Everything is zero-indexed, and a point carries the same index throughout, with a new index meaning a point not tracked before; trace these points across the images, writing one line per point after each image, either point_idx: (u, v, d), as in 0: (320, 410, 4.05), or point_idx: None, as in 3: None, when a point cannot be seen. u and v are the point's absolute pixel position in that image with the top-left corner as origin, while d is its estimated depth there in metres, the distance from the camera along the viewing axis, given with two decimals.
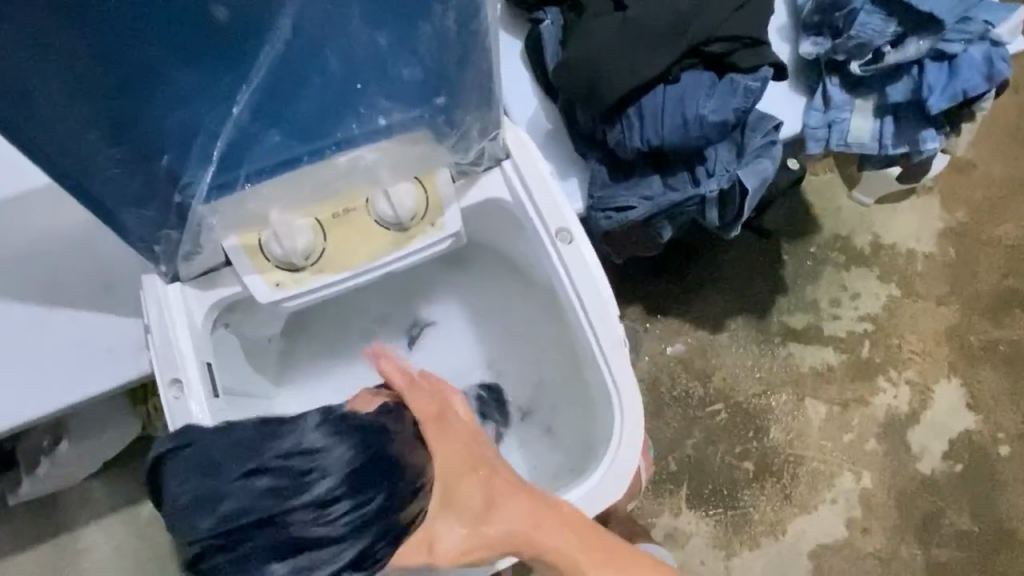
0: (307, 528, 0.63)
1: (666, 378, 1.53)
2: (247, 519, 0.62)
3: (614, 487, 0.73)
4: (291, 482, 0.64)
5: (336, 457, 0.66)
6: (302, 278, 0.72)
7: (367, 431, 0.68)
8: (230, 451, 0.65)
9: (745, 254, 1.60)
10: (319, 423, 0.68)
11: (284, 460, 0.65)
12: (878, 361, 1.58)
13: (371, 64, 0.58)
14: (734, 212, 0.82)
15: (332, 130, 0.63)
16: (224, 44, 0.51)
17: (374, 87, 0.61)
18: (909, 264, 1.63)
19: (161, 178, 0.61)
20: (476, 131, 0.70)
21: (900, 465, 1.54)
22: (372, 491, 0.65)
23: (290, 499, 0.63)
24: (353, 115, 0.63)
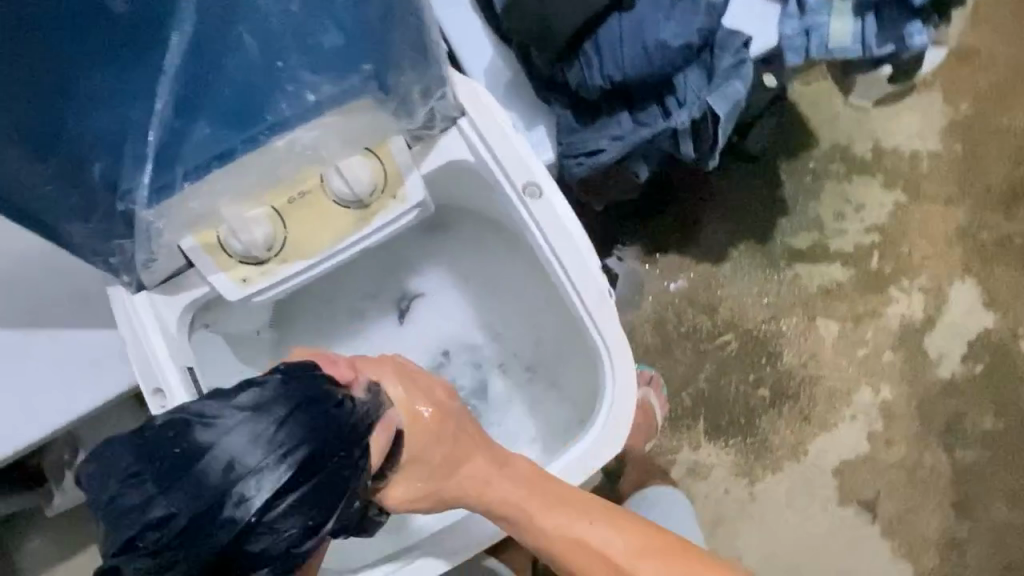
0: (191, 542, 0.50)
1: (672, 315, 1.50)
2: (120, 541, 0.51)
3: (609, 441, 0.71)
4: (157, 495, 0.50)
5: (208, 460, 0.51)
6: (269, 269, 0.70)
7: (249, 420, 0.53)
8: (99, 469, 0.52)
9: (741, 178, 1.54)
10: (189, 419, 0.53)
11: (144, 471, 0.51)
12: (888, 271, 1.54)
13: (286, 28, 0.53)
14: (709, 141, 0.78)
15: (263, 113, 0.59)
16: (126, 35, 0.47)
17: (297, 61, 0.57)
18: (914, 166, 1.56)
19: (97, 188, 0.58)
20: (419, 93, 0.66)
21: (918, 373, 1.51)
22: (261, 489, 0.51)
23: (158, 514, 0.50)
24: (281, 94, 0.59)
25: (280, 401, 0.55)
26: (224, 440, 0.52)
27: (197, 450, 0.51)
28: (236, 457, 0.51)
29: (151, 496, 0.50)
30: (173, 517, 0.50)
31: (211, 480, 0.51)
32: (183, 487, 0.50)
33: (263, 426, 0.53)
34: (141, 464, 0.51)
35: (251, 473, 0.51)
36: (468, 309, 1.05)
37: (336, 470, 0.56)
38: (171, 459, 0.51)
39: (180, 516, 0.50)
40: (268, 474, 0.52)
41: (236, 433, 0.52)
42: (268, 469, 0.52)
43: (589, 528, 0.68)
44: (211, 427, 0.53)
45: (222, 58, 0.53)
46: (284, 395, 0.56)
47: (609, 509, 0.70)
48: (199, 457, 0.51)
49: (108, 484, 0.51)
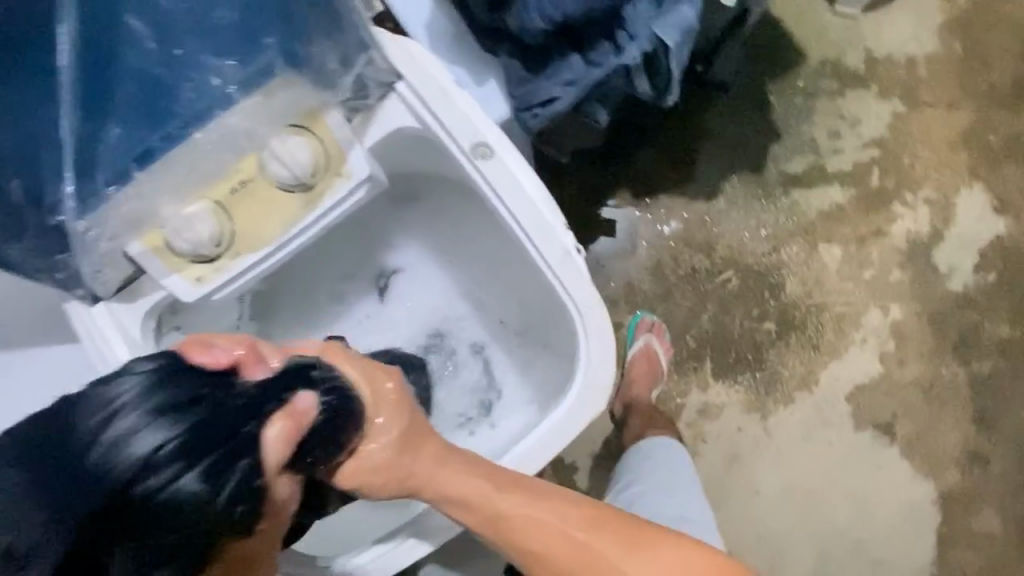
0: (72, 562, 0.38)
1: (669, 258, 1.45)
2: None
3: (590, 404, 0.68)
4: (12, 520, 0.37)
5: (64, 459, 0.38)
6: (222, 265, 0.68)
7: (120, 399, 0.39)
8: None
9: (729, 106, 1.46)
10: (47, 413, 0.40)
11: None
12: (891, 187, 1.47)
13: (178, 18, 0.53)
14: (667, 74, 0.72)
15: (173, 104, 0.57)
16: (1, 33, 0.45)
17: (196, 43, 0.54)
18: (910, 73, 1.47)
19: (21, 204, 0.55)
20: (337, 61, 0.62)
21: (929, 289, 1.46)
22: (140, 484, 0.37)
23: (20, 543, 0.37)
24: (188, 82, 0.56)
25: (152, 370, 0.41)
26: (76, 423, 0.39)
27: (45, 443, 0.38)
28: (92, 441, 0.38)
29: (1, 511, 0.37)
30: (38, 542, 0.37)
31: (64, 474, 0.37)
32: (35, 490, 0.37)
33: (125, 398, 0.39)
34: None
35: (111, 457, 0.37)
36: (448, 278, 1.02)
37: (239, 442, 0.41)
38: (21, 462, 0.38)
39: (43, 538, 0.37)
40: (135, 453, 0.38)
41: (88, 419, 0.39)
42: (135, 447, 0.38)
43: (545, 508, 0.61)
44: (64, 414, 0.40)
45: (114, 48, 0.52)
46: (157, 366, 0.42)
47: (566, 493, 0.62)
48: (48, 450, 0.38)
49: None
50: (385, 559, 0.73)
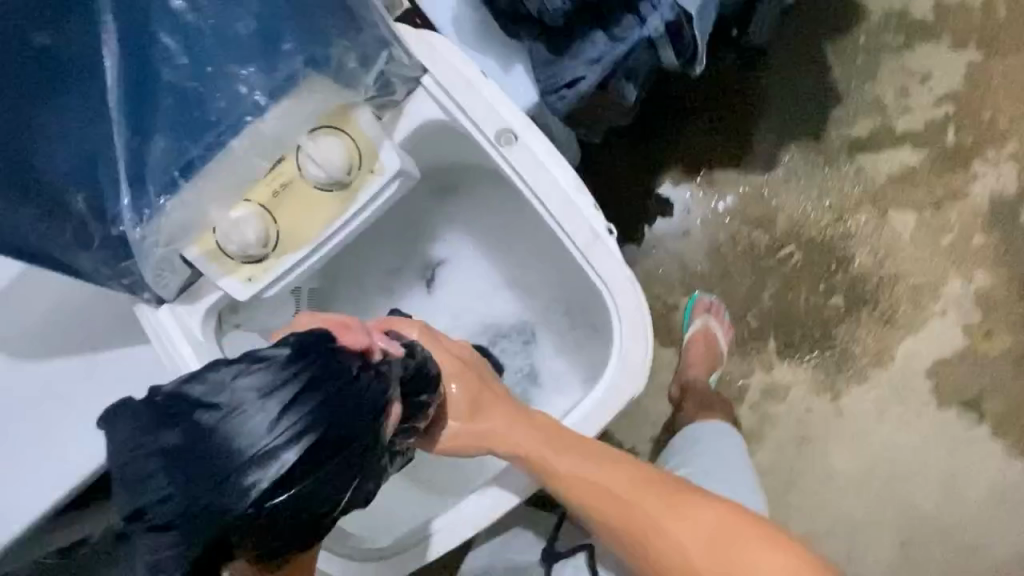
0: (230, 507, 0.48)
1: (726, 237, 1.39)
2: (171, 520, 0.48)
3: (628, 381, 0.70)
4: (204, 478, 0.48)
5: (250, 423, 0.49)
6: (270, 264, 0.71)
7: (298, 387, 0.51)
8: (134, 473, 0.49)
9: (784, 71, 1.38)
10: (232, 385, 0.51)
11: (193, 453, 0.48)
12: (969, 144, 1.36)
13: (203, 35, 0.59)
14: (691, 42, 0.70)
15: (206, 116, 0.61)
16: (58, 57, 0.54)
17: (221, 58, 0.60)
18: (988, 19, 1.35)
19: (88, 218, 0.61)
20: (355, 60, 0.64)
21: (1017, 252, 1.35)
22: (306, 463, 0.50)
23: (211, 497, 0.47)
24: (211, 92, 0.60)
25: (295, 365, 0.52)
26: (233, 414, 0.49)
27: (201, 426, 0.49)
28: (242, 433, 0.49)
29: (146, 492, 0.48)
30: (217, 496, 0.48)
31: (214, 458, 0.48)
32: (188, 465, 0.48)
33: (274, 384, 0.51)
34: (140, 443, 0.49)
35: (263, 448, 0.49)
36: (492, 266, 1.02)
37: (335, 448, 0.51)
38: (173, 448, 0.48)
39: (204, 501, 0.47)
40: (278, 463, 0.49)
41: (252, 409, 0.50)
42: (268, 442, 0.49)
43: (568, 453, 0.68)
44: (213, 401, 0.51)
45: (154, 67, 0.58)
46: (298, 360, 0.53)
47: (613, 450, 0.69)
48: (197, 440, 0.49)
49: (149, 469, 0.48)
50: (452, 527, 0.76)
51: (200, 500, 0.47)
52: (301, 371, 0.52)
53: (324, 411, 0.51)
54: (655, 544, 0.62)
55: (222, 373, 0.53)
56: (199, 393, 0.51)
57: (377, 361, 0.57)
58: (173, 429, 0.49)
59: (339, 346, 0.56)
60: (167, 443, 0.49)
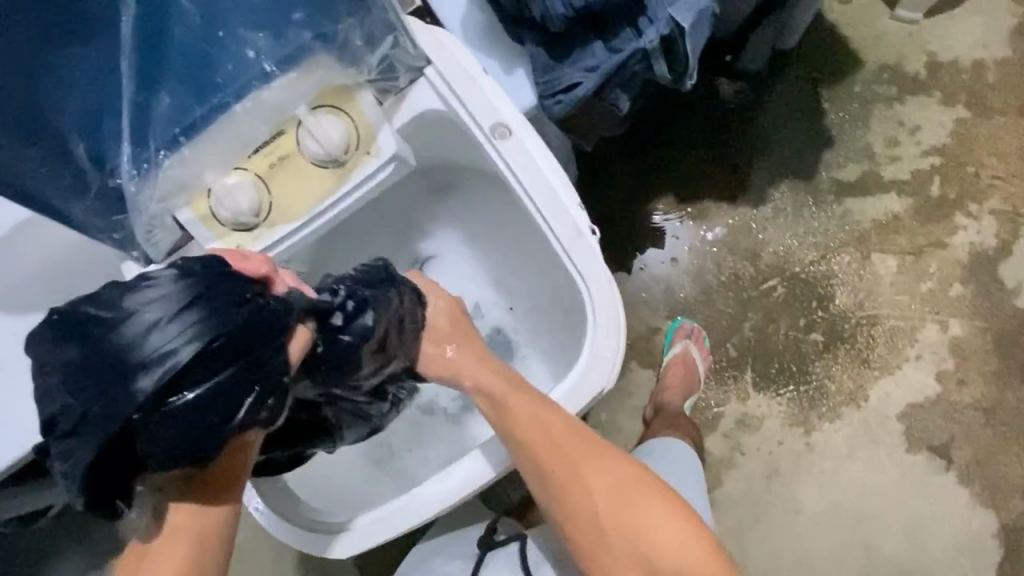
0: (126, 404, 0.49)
1: (712, 266, 1.42)
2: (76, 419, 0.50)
3: (597, 376, 0.72)
4: (100, 379, 0.49)
5: (142, 329, 0.50)
6: (260, 234, 0.73)
7: (195, 294, 0.52)
8: (43, 385, 0.51)
9: (779, 110, 1.43)
10: (126, 297, 0.52)
11: (88, 360, 0.50)
12: (953, 196, 1.40)
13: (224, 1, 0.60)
14: (684, 56, 0.73)
15: (215, 77, 0.63)
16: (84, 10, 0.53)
17: (235, 24, 0.61)
18: (977, 79, 1.41)
19: (87, 169, 0.63)
20: (362, 40, 0.66)
21: (994, 305, 1.38)
22: (204, 362, 0.50)
23: (109, 395, 0.49)
24: (223, 54, 0.62)
25: (184, 281, 0.53)
26: (122, 324, 0.50)
27: (93, 338, 0.50)
28: (131, 340, 0.50)
29: (55, 403, 0.51)
30: (113, 395, 0.49)
31: (105, 366, 0.49)
32: (83, 373, 0.50)
33: (165, 294, 0.52)
34: (46, 358, 0.51)
35: (151, 354, 0.49)
36: (479, 263, 1.04)
37: (230, 354, 0.51)
38: (72, 357, 0.50)
39: (102, 398, 0.49)
40: (172, 362, 0.49)
41: (145, 315, 0.51)
42: (157, 348, 0.49)
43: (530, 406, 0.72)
44: (105, 313, 0.51)
45: (167, 24, 0.59)
46: (191, 277, 0.53)
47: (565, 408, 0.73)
48: (90, 349, 0.50)
49: (54, 378, 0.51)
50: (410, 510, 0.79)
51: (97, 404, 0.49)
52: (191, 287, 0.53)
53: (215, 317, 0.51)
54: (573, 490, 0.70)
55: (119, 287, 0.54)
56: (92, 307, 0.52)
57: (277, 290, 0.60)
58: (71, 339, 0.51)
59: (234, 272, 0.56)
60: (66, 354, 0.51)
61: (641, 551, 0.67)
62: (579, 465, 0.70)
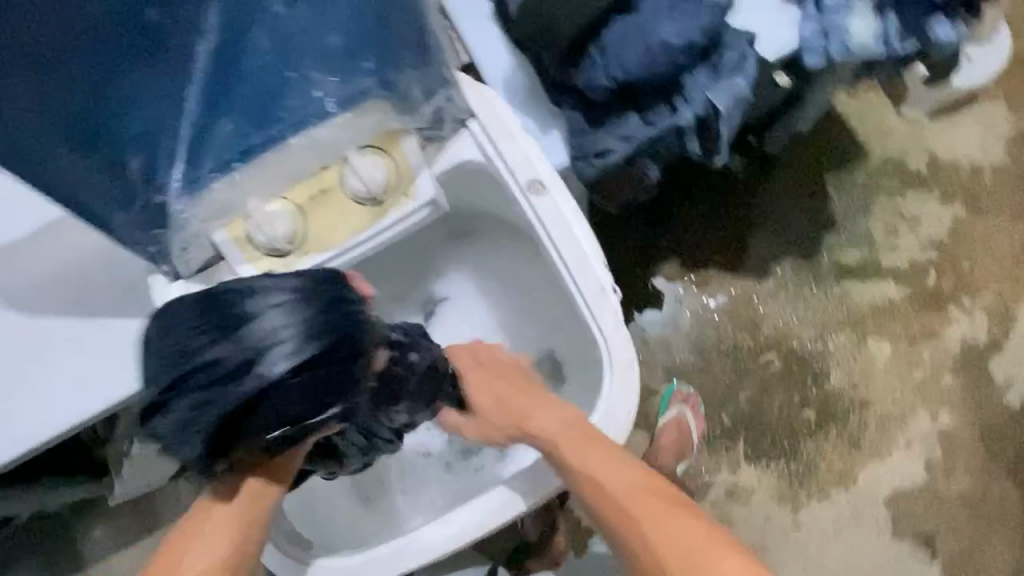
0: (256, 382, 0.54)
1: (712, 334, 1.45)
2: (203, 388, 0.54)
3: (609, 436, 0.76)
4: (236, 356, 0.54)
5: (280, 319, 0.55)
6: (290, 262, 0.74)
7: (324, 296, 0.57)
8: (170, 351, 0.55)
9: (787, 190, 1.48)
10: (266, 286, 0.57)
11: (226, 336, 0.54)
12: (947, 289, 1.45)
13: (301, 41, 0.64)
14: (717, 137, 0.77)
15: (278, 110, 0.67)
16: (165, 39, 0.56)
17: (303, 65, 0.65)
18: (974, 180, 1.48)
19: (138, 183, 0.64)
20: (419, 91, 0.70)
21: (983, 399, 1.41)
22: (327, 358, 0.56)
23: (242, 372, 0.54)
24: (289, 89, 0.66)
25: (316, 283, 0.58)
26: (262, 312, 0.55)
27: (233, 317, 0.55)
28: (272, 327, 0.55)
29: (167, 367, 0.55)
30: (244, 371, 0.54)
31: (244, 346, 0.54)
32: (221, 347, 0.54)
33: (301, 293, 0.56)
34: (181, 327, 0.55)
35: (286, 342, 0.54)
36: (490, 310, 1.06)
37: (334, 362, 0.56)
38: (203, 325, 0.55)
39: (234, 373, 0.54)
40: (305, 354, 0.55)
41: (284, 308, 0.55)
42: (279, 340, 0.55)
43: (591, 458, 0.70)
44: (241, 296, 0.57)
45: (241, 57, 0.62)
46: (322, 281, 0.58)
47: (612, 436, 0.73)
48: (230, 327, 0.55)
49: (187, 347, 0.55)
50: (403, 552, 0.78)
51: (228, 378, 0.54)
52: (323, 289, 0.57)
53: (343, 320, 0.57)
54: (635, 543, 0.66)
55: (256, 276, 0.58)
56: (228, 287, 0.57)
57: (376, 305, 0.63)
58: (209, 315, 0.55)
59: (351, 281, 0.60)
60: (203, 327, 0.55)
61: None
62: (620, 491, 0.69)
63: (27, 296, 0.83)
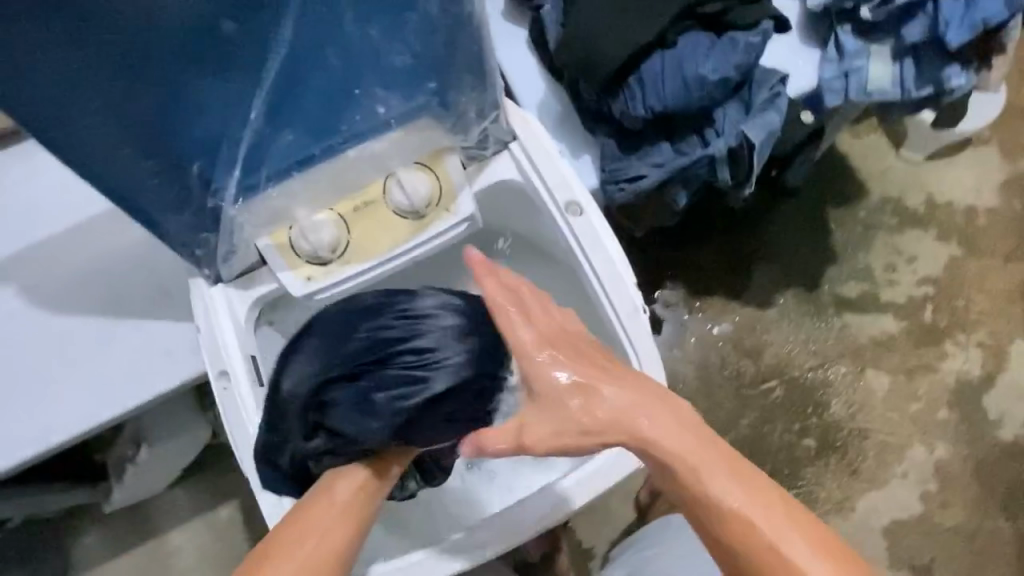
0: (432, 374, 0.66)
1: (716, 360, 1.48)
2: (386, 375, 0.66)
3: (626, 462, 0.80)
4: (421, 353, 0.67)
5: (453, 328, 0.68)
6: (332, 270, 0.77)
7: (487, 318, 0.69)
8: (359, 341, 0.67)
9: (790, 222, 1.53)
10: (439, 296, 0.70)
11: (412, 334, 0.67)
12: (943, 325, 1.50)
13: (363, 55, 0.62)
14: (746, 166, 0.82)
15: (339, 124, 0.68)
16: (237, 52, 0.57)
17: (369, 84, 0.66)
18: (969, 221, 1.53)
19: (194, 186, 0.67)
20: (474, 112, 0.73)
21: (977, 433, 1.45)
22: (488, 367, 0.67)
23: (423, 367, 0.66)
24: (353, 106, 0.67)
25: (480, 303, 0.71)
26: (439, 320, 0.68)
27: (416, 320, 0.68)
28: (449, 333, 0.67)
29: (354, 353, 0.67)
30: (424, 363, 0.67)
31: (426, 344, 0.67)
32: (407, 342, 0.67)
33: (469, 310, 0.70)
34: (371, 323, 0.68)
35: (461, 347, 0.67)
36: None
37: (484, 380, 0.67)
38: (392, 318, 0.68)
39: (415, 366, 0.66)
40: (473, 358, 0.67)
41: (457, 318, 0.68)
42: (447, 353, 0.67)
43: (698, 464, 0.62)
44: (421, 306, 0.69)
45: (309, 75, 0.62)
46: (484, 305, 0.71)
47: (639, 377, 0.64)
48: (416, 327, 0.68)
49: (376, 338, 0.67)
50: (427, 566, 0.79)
51: (410, 368, 0.66)
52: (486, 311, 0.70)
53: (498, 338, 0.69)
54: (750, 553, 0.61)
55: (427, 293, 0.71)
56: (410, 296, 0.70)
57: None
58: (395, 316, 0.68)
59: None
60: (390, 327, 0.68)
61: (756, 529, 0.61)
62: (656, 445, 0.63)
63: (77, 293, 0.93)
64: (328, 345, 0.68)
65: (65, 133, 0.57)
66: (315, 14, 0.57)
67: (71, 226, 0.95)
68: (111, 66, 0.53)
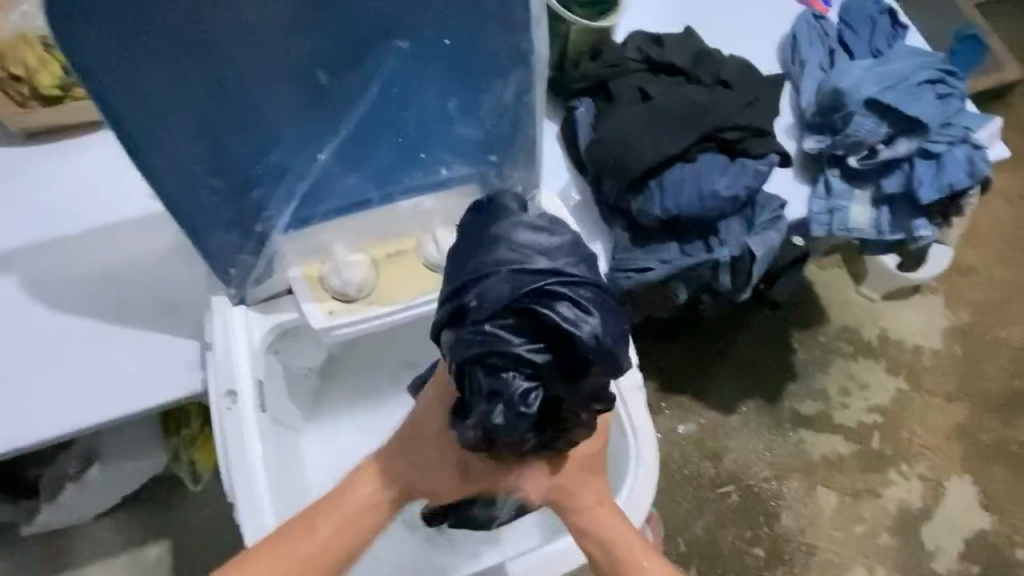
0: (534, 318, 0.55)
1: (677, 459, 1.54)
2: (497, 303, 0.56)
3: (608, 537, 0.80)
4: (529, 292, 0.56)
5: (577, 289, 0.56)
6: (356, 308, 0.80)
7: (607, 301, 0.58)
8: (480, 256, 0.58)
9: (757, 336, 1.64)
10: (569, 246, 0.58)
11: (531, 269, 0.56)
12: (889, 453, 1.58)
13: (437, 120, 0.70)
14: (746, 276, 0.92)
15: (401, 179, 0.76)
16: (330, 104, 0.65)
17: (436, 148, 0.73)
18: (917, 359, 1.66)
19: (250, 209, 0.71)
20: (520, 189, 0.79)
21: (914, 562, 1.52)
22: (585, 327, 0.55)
23: (529, 305, 0.55)
24: (418, 163, 0.74)
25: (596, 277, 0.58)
26: (550, 267, 0.56)
27: (531, 252, 0.57)
28: (565, 288, 0.56)
29: (471, 266, 0.58)
30: (533, 307, 0.55)
31: (531, 277, 0.56)
32: (518, 270, 0.56)
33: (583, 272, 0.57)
34: (495, 241, 0.58)
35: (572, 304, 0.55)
36: None
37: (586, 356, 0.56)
38: (512, 241, 0.58)
39: (518, 302, 0.55)
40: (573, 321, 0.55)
41: (568, 273, 0.57)
42: (584, 332, 0.55)
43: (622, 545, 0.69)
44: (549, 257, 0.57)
45: (386, 131, 0.70)
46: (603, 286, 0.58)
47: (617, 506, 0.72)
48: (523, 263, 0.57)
49: (496, 260, 0.57)
50: None
51: (512, 301, 0.55)
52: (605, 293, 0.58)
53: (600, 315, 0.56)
54: None
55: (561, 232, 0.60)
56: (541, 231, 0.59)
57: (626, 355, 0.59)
58: (522, 242, 0.58)
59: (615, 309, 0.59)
60: (511, 249, 0.57)
61: None
62: (582, 526, 0.71)
63: (84, 295, 0.93)
64: (464, 254, 0.60)
65: (150, 145, 0.62)
66: (405, 80, 0.65)
67: (85, 227, 0.95)
68: (205, 89, 0.59)
